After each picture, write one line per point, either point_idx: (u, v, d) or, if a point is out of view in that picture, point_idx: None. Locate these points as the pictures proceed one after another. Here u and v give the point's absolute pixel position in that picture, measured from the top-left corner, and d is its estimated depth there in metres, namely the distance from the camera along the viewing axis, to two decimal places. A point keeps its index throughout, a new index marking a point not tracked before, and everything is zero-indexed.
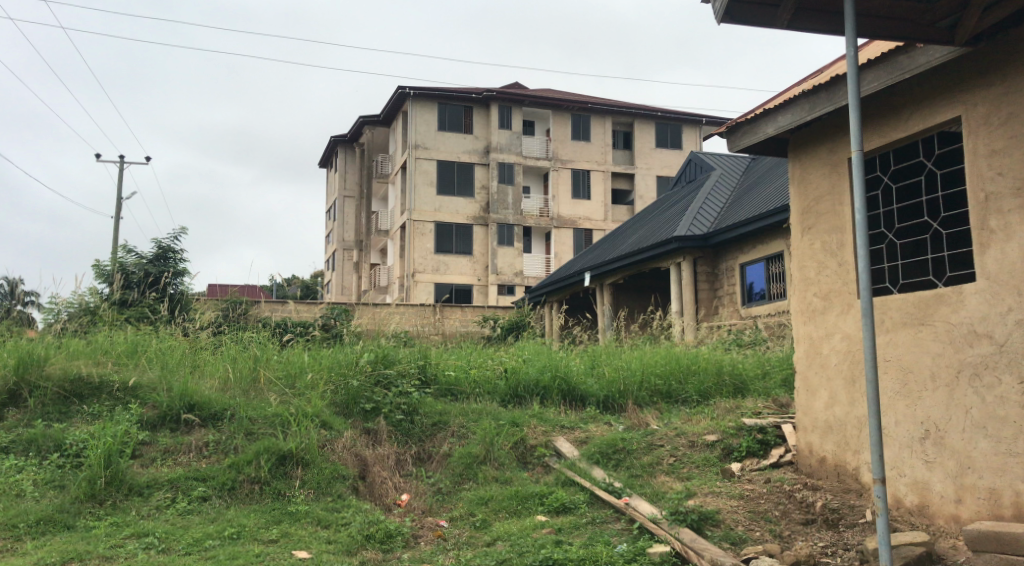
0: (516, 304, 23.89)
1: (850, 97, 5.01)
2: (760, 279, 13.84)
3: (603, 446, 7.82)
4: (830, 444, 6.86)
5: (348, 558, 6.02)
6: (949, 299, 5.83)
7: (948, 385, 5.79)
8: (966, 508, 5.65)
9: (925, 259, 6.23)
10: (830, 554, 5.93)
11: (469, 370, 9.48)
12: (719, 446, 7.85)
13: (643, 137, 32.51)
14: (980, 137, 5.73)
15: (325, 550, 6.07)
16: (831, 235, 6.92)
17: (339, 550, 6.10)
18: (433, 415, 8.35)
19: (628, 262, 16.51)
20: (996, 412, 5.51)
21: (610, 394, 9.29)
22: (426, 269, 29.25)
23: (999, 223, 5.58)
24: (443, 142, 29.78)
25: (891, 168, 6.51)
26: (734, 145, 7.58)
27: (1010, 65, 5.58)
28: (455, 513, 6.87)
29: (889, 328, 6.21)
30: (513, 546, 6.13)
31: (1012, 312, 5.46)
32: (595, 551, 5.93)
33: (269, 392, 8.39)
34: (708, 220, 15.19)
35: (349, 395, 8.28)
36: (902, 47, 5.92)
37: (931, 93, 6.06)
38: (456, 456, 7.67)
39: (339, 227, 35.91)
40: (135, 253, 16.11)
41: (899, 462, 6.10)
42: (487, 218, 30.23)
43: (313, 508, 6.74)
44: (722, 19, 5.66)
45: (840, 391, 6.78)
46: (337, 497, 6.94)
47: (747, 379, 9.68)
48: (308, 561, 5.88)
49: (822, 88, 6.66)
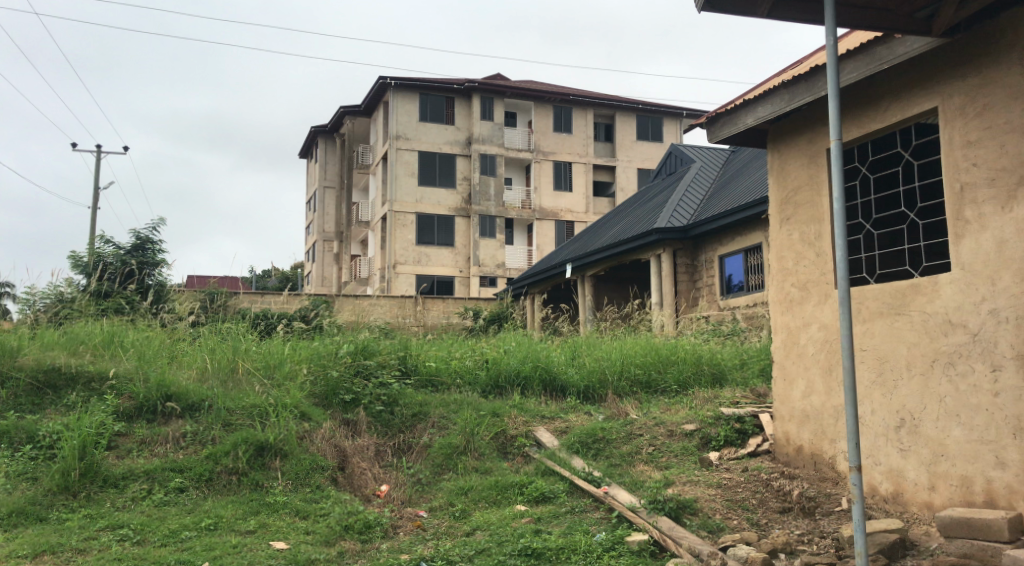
0: (511, 291, 22.15)
1: (829, 86, 5.01)
2: (737, 272, 13.94)
3: (583, 436, 7.83)
4: (807, 433, 6.90)
5: (326, 548, 6.00)
6: (924, 289, 5.88)
7: (922, 373, 5.84)
8: (938, 495, 5.70)
9: (902, 249, 6.29)
10: (806, 541, 5.95)
11: (449, 361, 9.48)
12: (697, 435, 7.90)
13: (625, 129, 32.61)
14: (956, 129, 5.77)
15: (304, 541, 6.06)
16: (809, 226, 6.97)
17: (318, 540, 6.09)
18: (413, 406, 8.34)
19: (609, 254, 16.51)
20: (969, 401, 5.55)
21: (591, 385, 9.34)
22: (407, 260, 29.14)
23: (973, 213, 5.62)
24: (424, 132, 29.63)
25: (869, 159, 6.57)
26: (713, 136, 7.62)
27: (985, 57, 5.61)
28: (434, 503, 6.87)
29: (866, 318, 6.26)
30: (493, 536, 6.14)
31: (986, 301, 5.50)
32: (574, 541, 5.96)
33: (249, 383, 8.32)
34: (688, 212, 15.24)
35: (328, 386, 8.26)
36: (880, 38, 5.96)
37: (908, 84, 6.11)
38: (436, 447, 7.66)
39: (320, 218, 36.12)
40: (112, 243, 15.98)
41: (875, 451, 6.15)
42: (469, 209, 30.13)
43: (291, 499, 6.72)
44: (703, 6, 5.67)
45: (817, 380, 6.82)
46: (315, 488, 6.93)
47: (725, 369, 9.76)
48: (285, 552, 5.85)
49: (801, 78, 6.71)
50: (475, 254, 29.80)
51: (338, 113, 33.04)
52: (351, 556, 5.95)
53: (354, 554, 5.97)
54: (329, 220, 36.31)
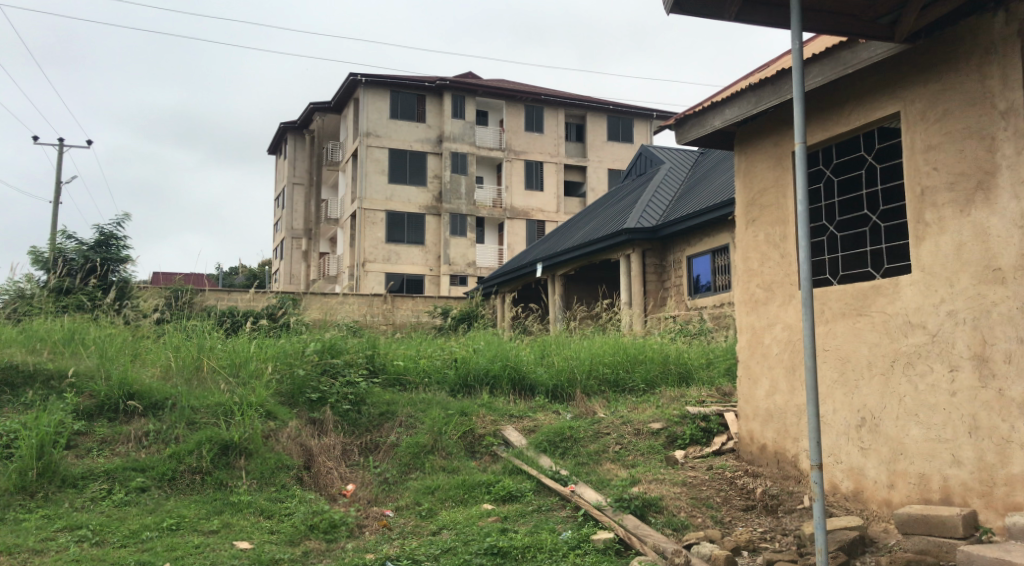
0: (481, 290, 22.18)
1: (794, 90, 5.08)
2: (706, 272, 14.02)
3: (551, 434, 7.87)
4: (771, 432, 7.00)
5: (290, 548, 6.00)
6: (885, 290, 5.98)
7: (883, 373, 5.94)
8: (897, 493, 5.80)
9: (864, 251, 6.39)
10: (768, 539, 6.04)
11: (417, 360, 9.49)
12: (664, 434, 7.98)
13: (596, 129, 32.73)
14: (917, 133, 5.86)
15: (267, 540, 6.05)
16: (774, 227, 7.06)
17: (282, 540, 6.08)
18: (380, 405, 8.35)
19: (579, 254, 16.58)
20: (927, 400, 5.65)
21: (559, 384, 9.39)
22: (376, 259, 29.03)
23: (933, 217, 5.72)
24: (395, 129, 29.55)
25: (833, 162, 6.67)
26: (682, 137, 7.71)
27: (946, 63, 5.70)
28: (401, 502, 6.87)
29: (829, 318, 6.36)
30: (459, 535, 6.16)
31: (944, 303, 5.60)
32: (540, 539, 5.99)
33: (214, 381, 8.27)
34: (658, 213, 15.34)
35: (294, 385, 8.25)
36: (844, 42, 6.05)
37: (872, 89, 6.20)
38: (404, 445, 7.67)
39: (289, 215, 35.90)
40: (75, 239, 15.81)
41: (836, 449, 6.25)
42: (439, 207, 30.10)
43: (255, 498, 6.69)
44: (671, 9, 5.70)
45: (781, 379, 6.91)
46: (280, 487, 6.91)
47: (692, 368, 9.86)
48: (248, 552, 5.84)
49: (768, 82, 6.79)
50: (446, 252, 29.75)
51: (307, 109, 32.88)
52: (315, 555, 5.95)
53: (319, 553, 5.97)
54: (298, 218, 36.12)
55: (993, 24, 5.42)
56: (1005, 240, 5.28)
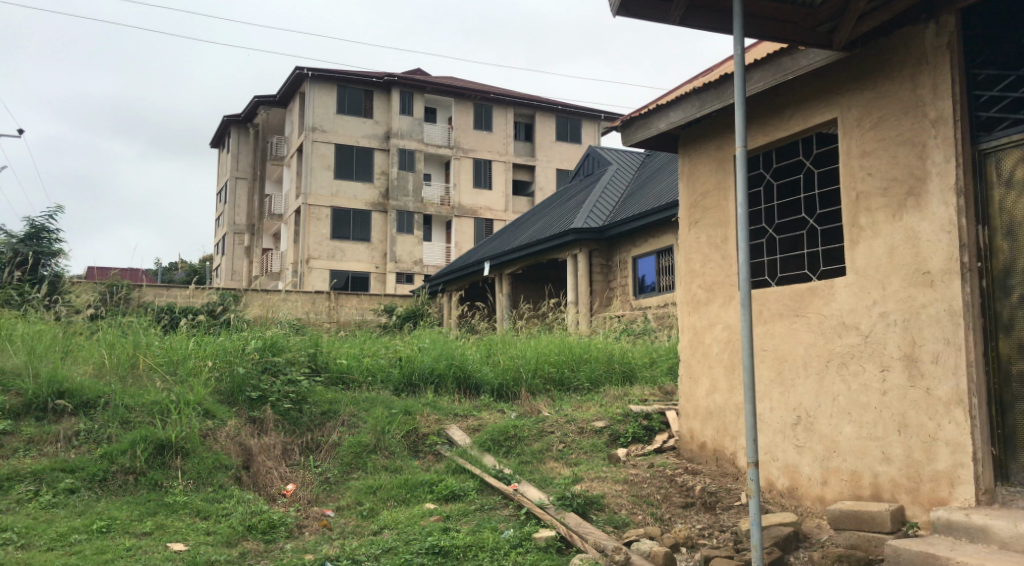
0: (427, 288, 22.14)
1: (735, 94, 5.20)
2: (651, 272, 14.22)
3: (495, 433, 7.92)
4: (710, 430, 7.13)
5: (227, 549, 5.95)
6: (821, 292, 6.14)
7: (818, 373, 6.10)
8: (830, 489, 5.96)
9: (802, 253, 6.55)
10: (706, 535, 6.17)
11: (361, 358, 9.46)
12: (606, 432, 8.08)
13: (545, 129, 32.89)
14: (853, 139, 6.03)
15: (203, 542, 5.99)
16: (716, 229, 7.20)
17: (219, 541, 6.02)
18: (322, 403, 8.32)
19: (526, 254, 16.67)
20: (859, 399, 5.81)
21: (504, 383, 9.44)
22: (321, 256, 28.81)
23: (867, 221, 5.89)
24: (341, 124, 29.31)
25: (773, 166, 6.82)
26: (627, 139, 7.82)
27: (880, 71, 5.87)
28: (342, 502, 6.87)
29: (767, 319, 6.51)
30: (401, 534, 6.17)
31: (876, 305, 5.77)
32: (481, 538, 6.03)
33: (150, 378, 8.15)
34: (604, 214, 15.49)
35: (234, 383, 8.18)
36: (785, 49, 6.19)
37: (811, 95, 6.36)
38: (346, 444, 7.66)
39: (231, 210, 35.42)
40: (5, 232, 15.43)
41: (772, 447, 6.40)
42: (386, 204, 29.96)
43: (191, 499, 6.62)
44: (617, 11, 5.79)
45: (720, 378, 7.05)
46: (218, 487, 6.86)
47: (635, 367, 9.99)
48: (183, 554, 5.78)
49: (711, 86, 6.92)
50: (392, 250, 29.69)
51: (251, 103, 32.49)
52: (253, 556, 5.92)
53: (257, 554, 5.94)
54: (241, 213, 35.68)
55: (925, 34, 5.57)
56: (934, 244, 5.44)
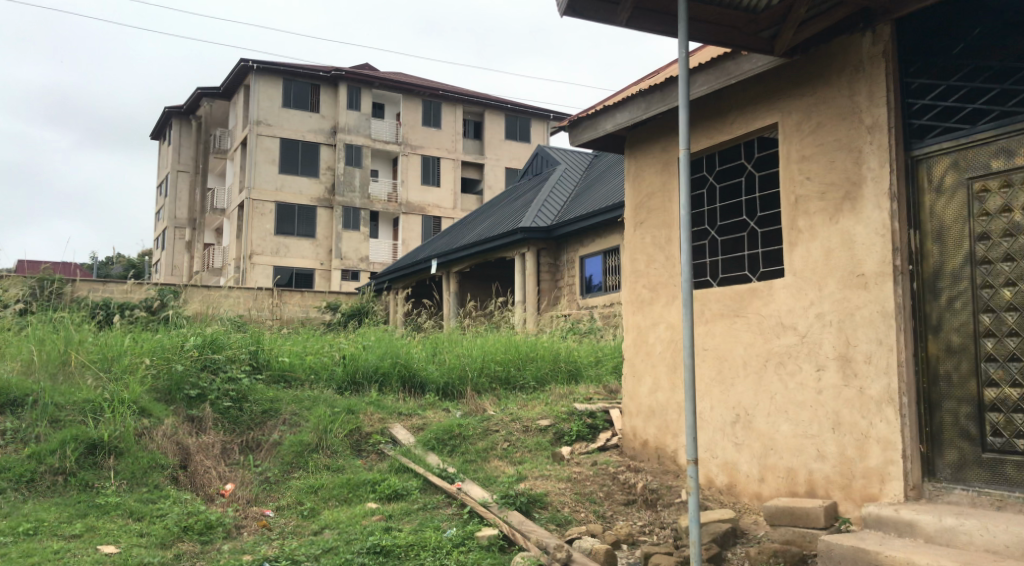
0: (374, 286, 22.03)
1: (680, 98, 5.28)
2: (598, 272, 14.33)
3: (440, 432, 7.93)
4: (653, 428, 7.23)
5: (161, 551, 5.87)
6: (760, 293, 6.28)
7: (757, 372, 6.23)
8: (767, 486, 6.08)
9: (742, 255, 6.68)
10: (647, 532, 6.27)
11: (304, 357, 9.40)
12: (551, 431, 8.14)
13: (494, 128, 32.95)
14: (793, 144, 6.16)
15: (136, 544, 5.90)
16: (660, 230, 7.30)
17: (152, 543, 5.94)
18: (263, 402, 8.26)
19: (474, 252, 16.68)
20: (796, 398, 5.95)
21: (450, 382, 9.45)
22: (265, 251, 28.45)
23: (805, 224, 6.03)
24: (286, 118, 29.00)
25: (716, 168, 6.94)
26: (575, 139, 7.89)
27: (819, 77, 6.00)
28: (282, 502, 6.83)
29: (709, 319, 6.64)
30: (342, 534, 6.16)
31: (813, 306, 5.90)
32: (423, 537, 6.04)
33: (82, 376, 8.00)
34: (552, 213, 15.57)
35: (172, 381, 8.07)
36: (728, 54, 6.31)
37: (754, 100, 6.48)
38: (287, 444, 7.61)
39: (171, 204, 34.83)
40: None
41: (712, 445, 6.52)
42: (332, 199, 29.71)
43: (124, 500, 6.52)
44: (565, 12, 5.86)
45: (663, 377, 7.15)
46: (152, 488, 6.77)
47: (580, 366, 10.09)
48: (114, 557, 5.69)
49: (656, 88, 7.01)
50: (337, 247, 29.48)
51: (194, 95, 32.05)
52: (188, 558, 5.85)
53: (193, 556, 5.88)
54: (182, 207, 35.12)
55: (861, 42, 5.72)
56: (868, 247, 5.58)
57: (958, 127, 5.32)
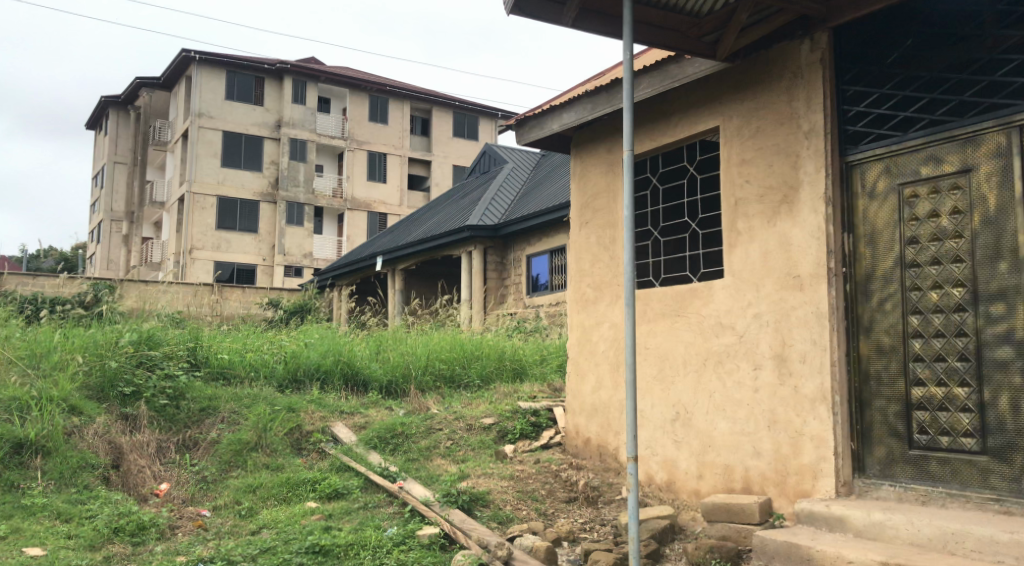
0: (318, 282, 21.86)
1: (624, 99, 5.33)
2: (544, 271, 14.41)
3: (382, 431, 7.93)
4: (595, 426, 7.31)
5: (90, 553, 5.77)
6: (701, 293, 6.38)
7: (697, 370, 6.33)
8: (705, 483, 6.19)
9: (684, 256, 6.78)
10: (588, 529, 6.34)
11: (244, 354, 9.31)
12: (495, 429, 8.17)
13: (442, 125, 32.90)
14: (733, 148, 6.27)
15: (64, 546, 5.79)
16: (605, 230, 7.38)
17: (81, 545, 5.84)
18: (201, 400, 8.17)
19: (420, 249, 16.66)
20: (734, 397, 6.06)
21: (393, 380, 9.44)
22: (205, 246, 28.12)
23: (744, 226, 6.14)
24: (230, 111, 28.57)
25: (659, 170, 7.04)
26: (521, 138, 7.93)
27: (759, 82, 6.12)
28: (219, 501, 6.77)
29: (651, 318, 6.73)
30: (280, 534, 6.12)
31: (751, 306, 6.02)
32: (364, 536, 6.03)
33: (10, 372, 7.82)
34: (499, 211, 15.62)
35: (105, 378, 7.94)
36: (673, 57, 6.40)
37: (696, 103, 6.59)
38: (225, 442, 7.54)
39: (108, 196, 34.09)
40: None
41: (653, 442, 6.62)
42: (275, 194, 29.40)
43: (52, 500, 6.39)
44: (511, 10, 5.85)
45: (606, 376, 7.23)
46: (82, 488, 6.65)
47: (525, 364, 10.15)
48: (41, 559, 5.58)
49: (602, 90, 7.08)
50: (280, 242, 29.21)
51: (133, 84, 31.49)
52: (118, 560, 5.77)
53: (123, 557, 5.80)
54: (119, 199, 34.33)
55: (800, 49, 5.85)
56: (804, 250, 5.71)
57: (890, 134, 5.46)
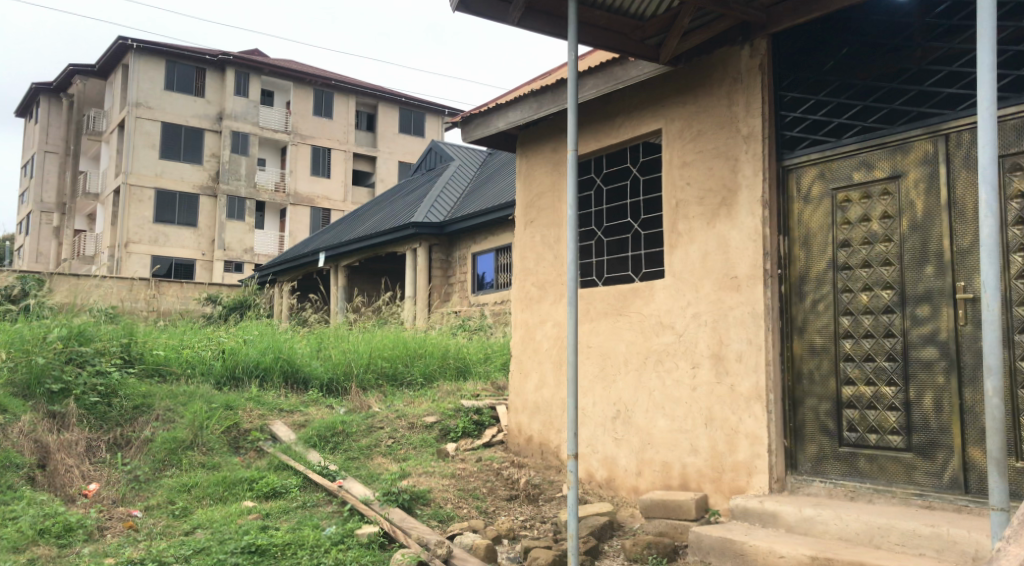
0: (259, 277, 21.60)
1: (569, 100, 5.36)
2: (489, 270, 14.43)
3: (322, 429, 7.88)
4: (537, 424, 7.36)
5: (13, 555, 5.64)
6: (642, 292, 6.47)
7: (637, 369, 6.41)
8: (643, 480, 6.27)
9: (626, 256, 6.86)
10: (528, 527, 6.37)
11: (180, 351, 9.17)
12: (437, 427, 8.18)
13: (388, 121, 32.74)
14: (675, 150, 6.36)
15: None
16: (549, 229, 7.42)
17: (5, 547, 5.70)
18: (135, 397, 8.02)
19: (364, 246, 16.56)
20: (673, 395, 6.15)
21: (334, 378, 9.38)
22: (142, 240, 27.60)
23: (685, 227, 6.23)
24: (168, 102, 28.10)
25: (603, 171, 7.10)
26: (468, 136, 7.94)
27: (701, 86, 6.21)
28: (152, 501, 6.66)
29: (593, 317, 6.81)
30: (214, 534, 6.05)
31: (690, 306, 6.11)
32: (301, 536, 5.99)
33: None
34: (444, 209, 15.60)
35: (32, 374, 7.76)
36: (617, 59, 6.46)
37: (639, 105, 6.66)
38: (159, 441, 7.42)
39: (37, 186, 32.91)
40: None
41: (593, 440, 6.69)
42: (216, 187, 28.97)
43: None
44: (457, 7, 5.85)
45: (549, 374, 7.28)
46: (7, 488, 6.49)
47: (469, 362, 10.17)
48: None
49: (547, 90, 7.12)
50: (220, 237, 28.81)
51: (67, 71, 30.79)
52: (43, 562, 5.64)
53: (49, 559, 5.67)
54: (48, 189, 33.08)
55: (740, 54, 5.95)
56: (742, 251, 5.82)
57: (825, 139, 5.59)
